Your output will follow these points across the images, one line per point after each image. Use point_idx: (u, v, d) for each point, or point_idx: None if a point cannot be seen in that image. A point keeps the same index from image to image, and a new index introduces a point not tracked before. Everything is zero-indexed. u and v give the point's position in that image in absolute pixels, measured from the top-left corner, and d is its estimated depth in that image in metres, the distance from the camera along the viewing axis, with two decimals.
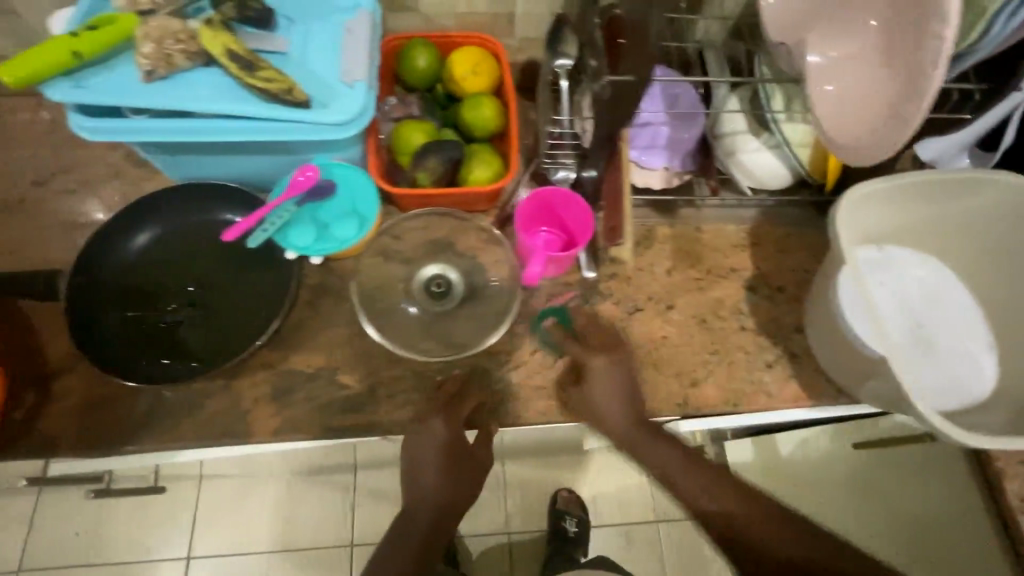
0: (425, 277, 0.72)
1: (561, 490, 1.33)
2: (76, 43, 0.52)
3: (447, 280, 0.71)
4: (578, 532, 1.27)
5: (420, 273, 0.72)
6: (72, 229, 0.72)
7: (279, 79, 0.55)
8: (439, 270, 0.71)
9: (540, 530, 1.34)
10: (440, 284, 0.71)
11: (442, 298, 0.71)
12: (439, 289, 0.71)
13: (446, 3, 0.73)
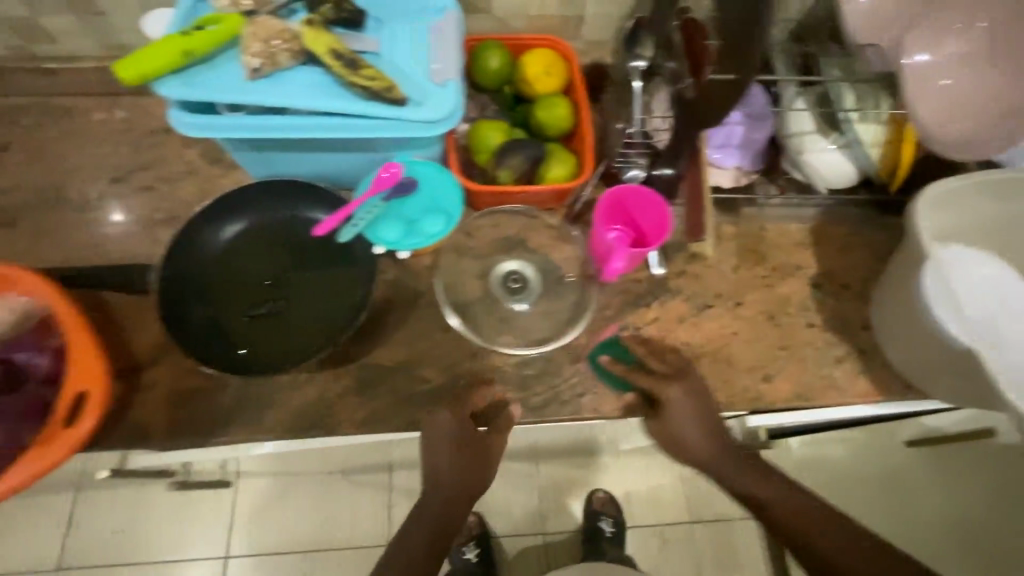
0: (501, 272, 0.73)
1: (597, 491, 1.32)
2: (187, 42, 0.53)
3: (523, 276, 0.73)
4: (614, 532, 1.27)
5: (496, 269, 0.74)
6: (153, 225, 0.73)
7: (379, 77, 0.57)
8: (517, 266, 0.73)
9: (573, 530, 1.33)
10: (516, 279, 0.73)
11: (520, 293, 0.73)
12: (516, 285, 0.73)
13: (520, 6, 0.75)
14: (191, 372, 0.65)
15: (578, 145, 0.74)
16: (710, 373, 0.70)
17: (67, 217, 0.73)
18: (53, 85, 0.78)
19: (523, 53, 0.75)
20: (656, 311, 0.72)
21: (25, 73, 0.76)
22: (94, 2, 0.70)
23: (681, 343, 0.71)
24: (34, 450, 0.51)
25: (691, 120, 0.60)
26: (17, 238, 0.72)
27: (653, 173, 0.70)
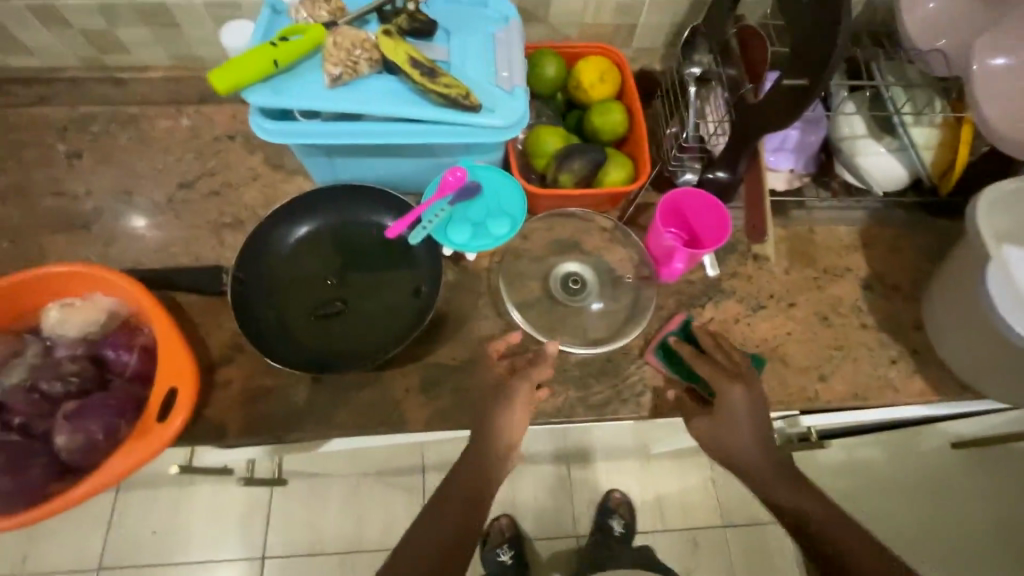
0: (561, 273, 0.75)
1: (613, 491, 1.31)
2: (275, 52, 0.57)
3: (582, 278, 0.75)
4: (624, 532, 1.25)
5: (556, 270, 0.75)
6: (219, 228, 0.75)
7: (455, 85, 0.59)
8: (577, 267, 0.75)
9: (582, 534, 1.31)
10: (576, 281, 0.75)
11: (579, 293, 0.75)
12: (575, 286, 0.75)
13: (574, 16, 0.77)
14: (262, 370, 0.67)
15: (633, 150, 0.76)
16: (767, 373, 0.71)
17: (136, 220, 0.76)
18: (123, 94, 0.81)
19: (578, 60, 0.77)
20: (710, 312, 0.74)
21: (98, 82, 0.79)
22: (171, 15, 0.73)
23: (736, 343, 0.72)
24: (130, 443, 0.52)
25: (755, 123, 0.62)
26: (88, 241, 0.74)
27: (707, 175, 0.72)
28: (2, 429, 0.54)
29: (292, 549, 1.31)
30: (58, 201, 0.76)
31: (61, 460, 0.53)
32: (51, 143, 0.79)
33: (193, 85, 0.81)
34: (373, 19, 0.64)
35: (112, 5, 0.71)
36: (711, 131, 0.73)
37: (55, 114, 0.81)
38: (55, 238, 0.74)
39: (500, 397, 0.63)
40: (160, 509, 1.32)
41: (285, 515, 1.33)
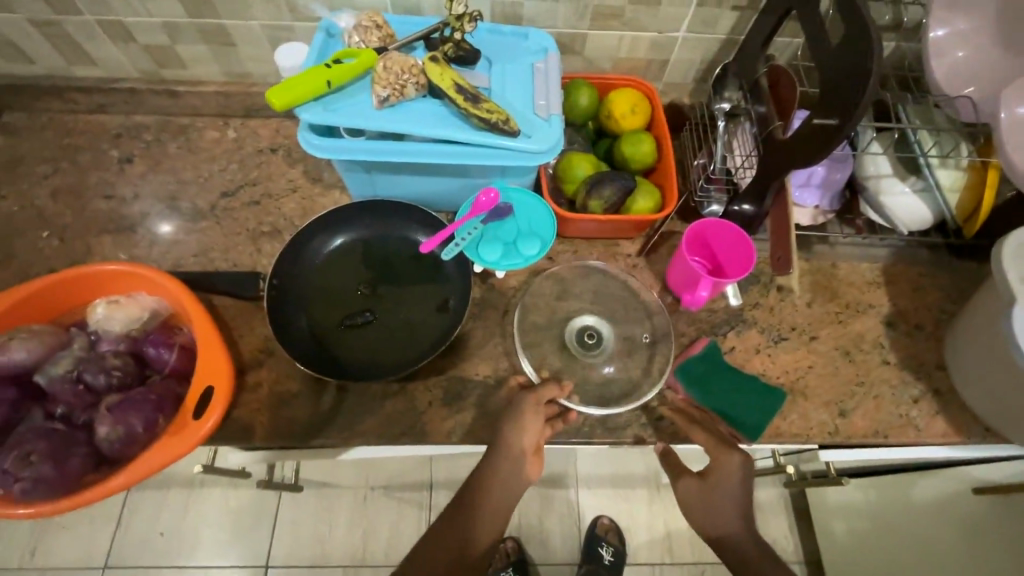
0: (580, 323, 0.75)
1: (601, 517, 1.30)
2: (329, 73, 0.60)
3: (598, 333, 0.74)
4: (614, 561, 1.23)
5: (575, 325, 0.75)
6: (257, 236, 0.78)
7: (496, 110, 0.62)
8: (595, 323, 0.74)
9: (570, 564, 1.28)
10: (592, 335, 0.74)
11: (597, 350, 0.73)
12: (591, 340, 0.74)
13: (609, 49, 0.80)
14: (292, 374, 0.69)
15: (661, 179, 0.78)
16: (787, 405, 0.71)
17: (179, 224, 0.79)
18: (175, 106, 0.86)
19: (610, 92, 0.80)
20: (732, 340, 0.74)
21: (154, 94, 0.84)
22: (229, 35, 0.78)
23: (757, 373, 0.73)
24: (165, 439, 0.53)
25: (783, 160, 0.63)
26: (132, 242, 0.78)
27: (732, 208, 0.74)
28: (46, 419, 0.56)
29: (299, 559, 1.30)
30: (107, 203, 0.80)
31: (100, 451, 0.54)
32: (104, 148, 0.83)
33: (242, 100, 0.85)
34: (420, 47, 0.68)
35: (176, 24, 0.76)
36: (739, 165, 0.75)
37: (112, 122, 0.86)
38: (102, 237, 0.78)
39: (515, 431, 0.63)
40: (173, 506, 1.34)
41: (292, 524, 1.33)
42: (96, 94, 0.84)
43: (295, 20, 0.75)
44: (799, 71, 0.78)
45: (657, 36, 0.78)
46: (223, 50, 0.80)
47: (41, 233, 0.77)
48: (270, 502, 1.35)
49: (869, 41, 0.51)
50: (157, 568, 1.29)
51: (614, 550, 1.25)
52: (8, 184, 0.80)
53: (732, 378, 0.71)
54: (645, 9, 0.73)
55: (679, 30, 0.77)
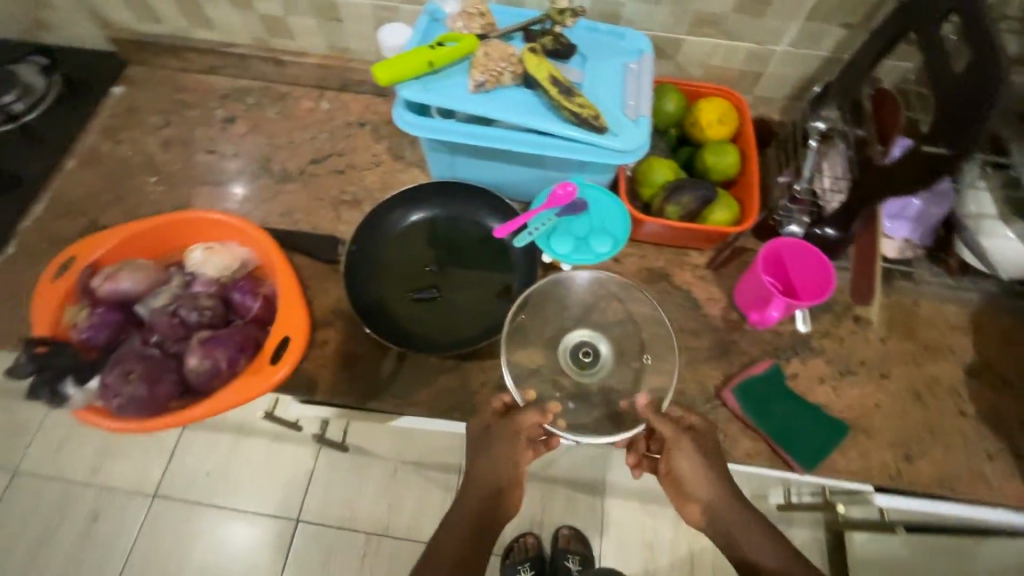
0: (584, 337, 0.71)
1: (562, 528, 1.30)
2: (431, 54, 0.62)
3: (594, 351, 0.70)
4: (581, 570, 1.23)
5: (572, 340, 0.70)
6: (338, 204, 0.82)
7: (588, 106, 0.63)
8: (595, 343, 0.69)
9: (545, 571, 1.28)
10: (587, 353, 0.69)
11: (593, 366, 0.69)
12: (584, 356, 0.69)
13: (703, 56, 0.79)
14: (356, 338, 0.72)
15: (742, 193, 0.77)
16: (848, 441, 0.68)
17: (268, 184, 0.84)
18: (277, 73, 0.91)
19: (699, 100, 0.80)
20: (796, 366, 0.72)
21: (262, 61, 0.90)
22: (337, 11, 0.81)
23: (818, 403, 0.70)
24: (243, 379, 0.57)
25: (881, 185, 0.61)
26: (227, 195, 0.83)
27: (813, 231, 0.73)
28: (142, 344, 0.61)
29: (329, 518, 1.37)
30: (208, 157, 0.86)
31: (185, 382, 0.59)
32: (212, 107, 0.90)
33: (339, 74, 0.90)
34: (518, 37, 0.69)
35: None
36: (827, 187, 0.73)
37: (220, 83, 0.92)
38: (200, 188, 0.83)
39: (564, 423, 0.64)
40: (222, 448, 1.43)
41: (326, 484, 1.39)
42: (211, 56, 0.90)
43: (401, 2, 0.78)
44: (907, 96, 0.73)
45: (756, 47, 0.76)
46: (329, 25, 0.84)
47: (149, 178, 0.84)
48: (308, 460, 1.41)
49: (995, 67, 0.47)
50: (200, 504, 1.39)
51: (580, 559, 1.25)
52: (126, 131, 0.88)
53: (791, 401, 0.69)
54: (748, 19, 0.72)
55: (780, 44, 0.75)
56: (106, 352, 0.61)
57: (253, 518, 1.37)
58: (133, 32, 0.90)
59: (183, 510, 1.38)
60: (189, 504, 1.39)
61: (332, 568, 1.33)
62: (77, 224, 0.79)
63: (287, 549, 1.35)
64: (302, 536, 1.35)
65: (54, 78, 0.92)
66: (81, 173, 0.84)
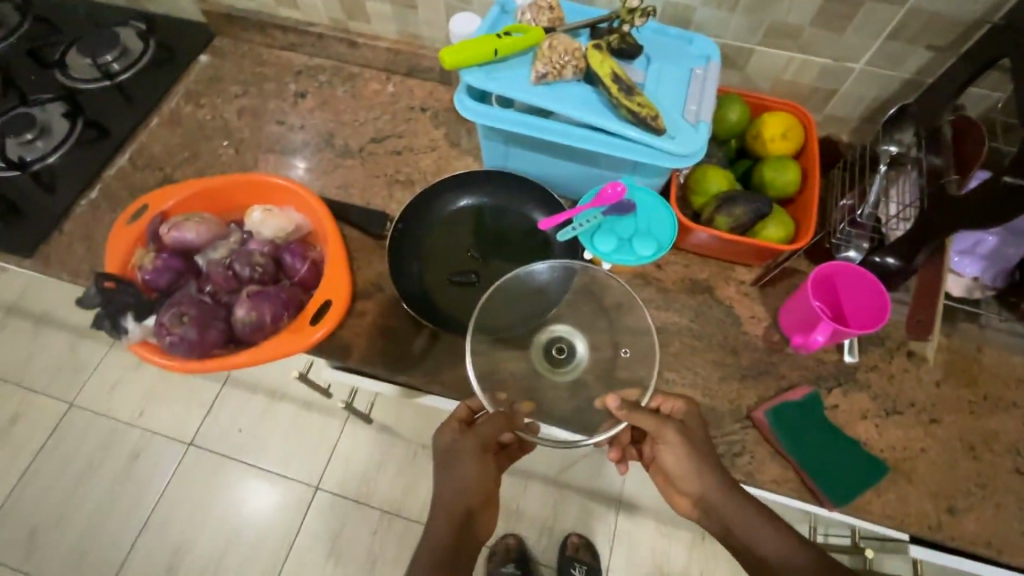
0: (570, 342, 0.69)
1: (572, 535, 1.29)
2: (498, 43, 0.64)
3: (566, 353, 0.68)
4: None
5: (538, 337, 0.69)
6: (392, 183, 0.85)
7: (647, 106, 0.62)
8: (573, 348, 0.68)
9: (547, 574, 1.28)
10: (559, 351, 0.68)
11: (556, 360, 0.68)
12: (559, 351, 0.68)
13: (774, 68, 0.77)
14: (392, 312, 0.74)
15: (800, 213, 0.74)
16: (887, 482, 0.64)
17: (329, 157, 0.87)
18: (350, 54, 0.95)
19: (763, 113, 0.77)
20: (837, 397, 0.69)
21: (337, 41, 0.93)
22: None
23: (858, 439, 0.66)
24: (283, 336, 0.60)
25: (954, 217, 0.57)
26: (291, 164, 0.87)
27: (871, 258, 0.69)
28: (197, 292, 0.65)
29: (346, 489, 1.40)
30: (278, 127, 0.91)
31: (231, 332, 0.62)
32: (287, 82, 0.95)
33: (408, 59, 0.92)
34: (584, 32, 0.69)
35: None
36: (893, 214, 0.69)
37: (297, 59, 0.97)
38: (266, 155, 0.88)
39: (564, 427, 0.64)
40: (255, 409, 1.50)
41: (347, 457, 1.43)
42: (290, 33, 0.95)
43: None
44: (992, 127, 0.70)
45: (831, 63, 0.73)
46: (404, 11, 0.86)
47: (222, 141, 0.89)
48: (333, 431, 1.46)
49: None
50: (229, 459, 1.45)
51: (586, 569, 1.24)
52: (208, 96, 0.94)
53: (826, 433, 0.65)
54: (827, 33, 0.70)
55: (857, 61, 0.72)
56: (165, 295, 0.66)
57: (276, 479, 1.43)
58: (225, 6, 0.96)
59: (215, 463, 1.45)
60: (219, 458, 1.46)
61: (344, 539, 1.36)
62: (156, 177, 0.85)
63: (305, 513, 1.39)
64: (320, 503, 1.40)
65: (149, 43, 0.98)
66: (163, 131, 0.90)
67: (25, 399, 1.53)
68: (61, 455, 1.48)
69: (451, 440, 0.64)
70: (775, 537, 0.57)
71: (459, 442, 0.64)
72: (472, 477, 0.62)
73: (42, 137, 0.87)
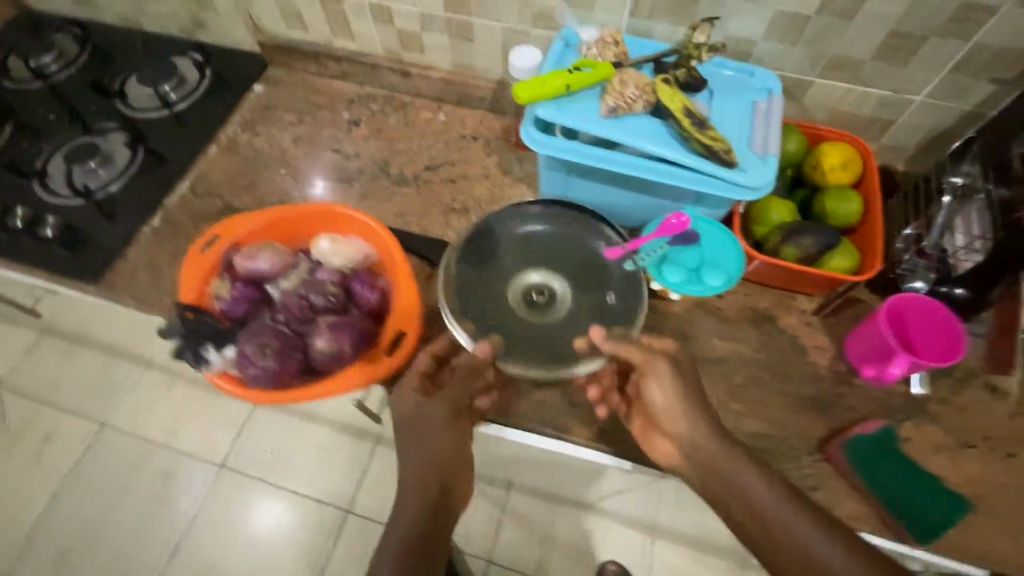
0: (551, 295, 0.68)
1: (610, 562, 1.27)
2: (569, 78, 0.65)
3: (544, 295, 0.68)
4: None
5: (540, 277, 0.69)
6: (449, 211, 0.86)
7: (719, 140, 0.63)
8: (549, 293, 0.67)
9: None
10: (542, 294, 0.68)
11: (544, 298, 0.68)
12: (542, 296, 0.68)
13: (832, 100, 0.77)
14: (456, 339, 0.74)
15: (862, 243, 0.74)
16: (966, 518, 0.63)
17: (386, 185, 0.89)
18: (402, 84, 0.97)
19: (821, 143, 0.78)
20: (907, 430, 0.68)
21: (390, 71, 0.95)
22: (471, 31, 0.85)
23: (933, 473, 0.65)
24: (365, 367, 0.60)
25: None
26: (348, 192, 0.88)
27: (938, 288, 0.71)
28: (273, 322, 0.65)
29: (379, 513, 1.40)
30: (333, 155, 0.92)
31: (310, 362, 0.62)
32: (340, 110, 0.97)
33: (460, 89, 0.94)
34: (647, 67, 0.70)
35: (431, 15, 0.84)
36: (960, 247, 0.68)
37: (350, 88, 0.99)
38: (324, 184, 0.89)
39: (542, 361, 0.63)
40: (286, 430, 1.49)
41: (380, 480, 1.43)
42: (344, 63, 0.97)
43: (534, 26, 0.80)
44: None
45: (891, 95, 0.74)
46: (459, 44, 0.88)
47: (279, 169, 0.90)
48: (364, 454, 1.45)
49: None
50: (262, 480, 1.45)
51: None
52: (263, 125, 0.96)
53: (904, 468, 0.65)
54: (889, 66, 0.70)
55: (918, 93, 0.72)
56: (239, 323, 0.66)
57: (308, 502, 1.42)
58: (280, 38, 0.99)
59: (247, 485, 1.45)
60: (251, 479, 1.45)
61: None
62: (215, 206, 0.87)
63: (336, 539, 1.39)
64: (353, 528, 1.39)
65: (205, 72, 1.01)
66: (222, 159, 0.92)
67: (55, 422, 1.52)
68: (92, 476, 1.47)
69: (416, 406, 0.62)
70: (799, 520, 0.52)
71: (423, 407, 0.62)
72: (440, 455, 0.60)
73: (103, 165, 0.89)
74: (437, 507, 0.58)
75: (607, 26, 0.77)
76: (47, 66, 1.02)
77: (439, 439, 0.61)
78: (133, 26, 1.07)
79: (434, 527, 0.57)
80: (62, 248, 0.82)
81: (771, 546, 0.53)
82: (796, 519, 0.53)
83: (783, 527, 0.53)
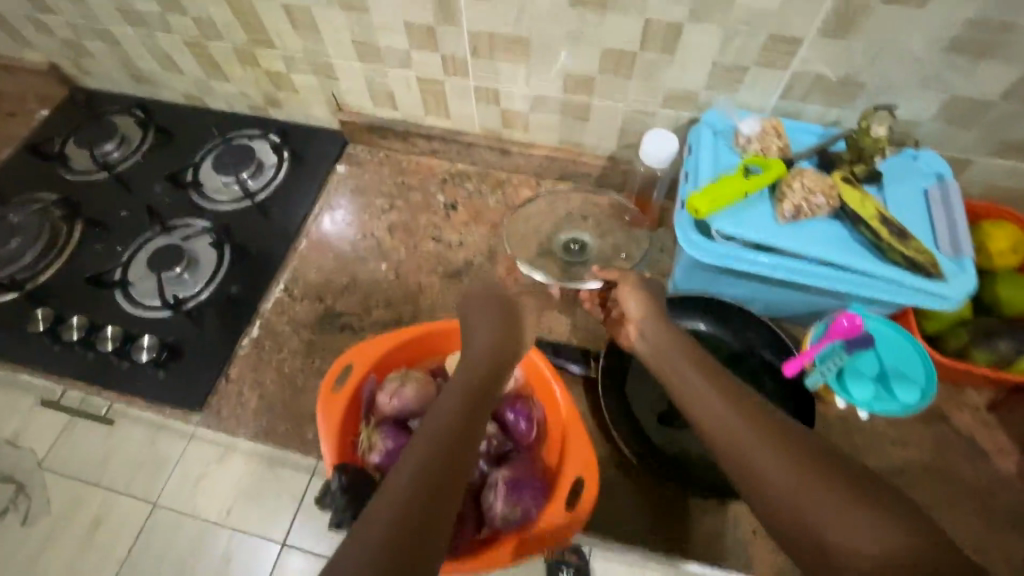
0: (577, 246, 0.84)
1: None
2: (746, 184, 0.60)
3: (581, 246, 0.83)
4: None
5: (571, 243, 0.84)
6: (572, 305, 0.80)
7: (924, 251, 0.57)
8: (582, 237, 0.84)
9: None
10: (578, 247, 0.84)
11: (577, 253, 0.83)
12: (575, 249, 0.83)
13: (994, 176, 0.71)
14: (608, 459, 0.69)
15: None
16: None
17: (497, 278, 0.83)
18: (500, 161, 0.90)
19: (979, 221, 0.72)
20: None
21: (488, 149, 0.89)
22: (588, 111, 0.78)
23: None
24: (545, 522, 0.56)
25: None
26: (458, 288, 0.82)
27: None
28: None
29: None
30: (435, 246, 0.86)
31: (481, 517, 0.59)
32: (433, 191, 0.91)
33: (565, 166, 0.87)
34: (808, 161, 0.66)
35: (544, 97, 0.78)
36: None
37: (440, 166, 0.93)
38: (431, 278, 0.83)
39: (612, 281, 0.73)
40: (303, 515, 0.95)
41: None
42: (435, 141, 0.90)
43: (662, 107, 0.74)
44: None
45: None
46: (571, 124, 0.81)
47: (380, 264, 0.84)
48: None
49: None
50: None
51: None
52: (354, 213, 0.89)
53: None
54: None
55: None
56: None
57: None
58: (363, 116, 0.92)
59: None
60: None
61: None
62: (316, 310, 0.80)
63: None
64: None
65: (283, 155, 0.93)
66: (315, 256, 0.85)
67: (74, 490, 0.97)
68: None
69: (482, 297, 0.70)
70: (819, 497, 0.43)
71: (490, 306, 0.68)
72: (460, 434, 0.51)
73: (190, 270, 0.82)
74: (437, 490, 0.45)
75: (752, 107, 0.70)
76: (109, 155, 0.94)
77: (462, 420, 0.53)
78: (197, 104, 1.00)
79: (430, 505, 0.44)
80: (157, 369, 0.75)
81: (787, 518, 0.44)
82: (818, 494, 0.44)
83: (798, 503, 0.44)
